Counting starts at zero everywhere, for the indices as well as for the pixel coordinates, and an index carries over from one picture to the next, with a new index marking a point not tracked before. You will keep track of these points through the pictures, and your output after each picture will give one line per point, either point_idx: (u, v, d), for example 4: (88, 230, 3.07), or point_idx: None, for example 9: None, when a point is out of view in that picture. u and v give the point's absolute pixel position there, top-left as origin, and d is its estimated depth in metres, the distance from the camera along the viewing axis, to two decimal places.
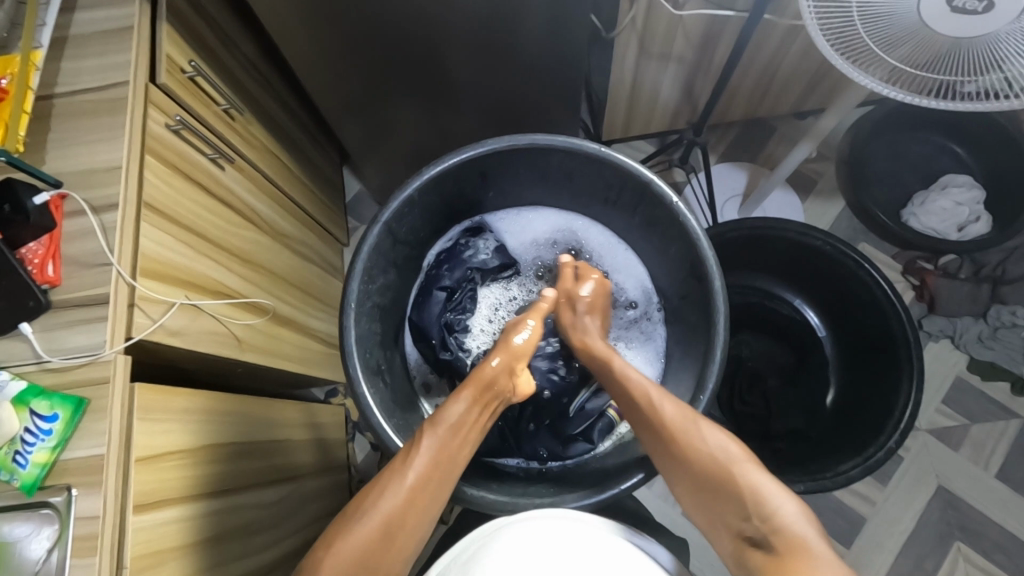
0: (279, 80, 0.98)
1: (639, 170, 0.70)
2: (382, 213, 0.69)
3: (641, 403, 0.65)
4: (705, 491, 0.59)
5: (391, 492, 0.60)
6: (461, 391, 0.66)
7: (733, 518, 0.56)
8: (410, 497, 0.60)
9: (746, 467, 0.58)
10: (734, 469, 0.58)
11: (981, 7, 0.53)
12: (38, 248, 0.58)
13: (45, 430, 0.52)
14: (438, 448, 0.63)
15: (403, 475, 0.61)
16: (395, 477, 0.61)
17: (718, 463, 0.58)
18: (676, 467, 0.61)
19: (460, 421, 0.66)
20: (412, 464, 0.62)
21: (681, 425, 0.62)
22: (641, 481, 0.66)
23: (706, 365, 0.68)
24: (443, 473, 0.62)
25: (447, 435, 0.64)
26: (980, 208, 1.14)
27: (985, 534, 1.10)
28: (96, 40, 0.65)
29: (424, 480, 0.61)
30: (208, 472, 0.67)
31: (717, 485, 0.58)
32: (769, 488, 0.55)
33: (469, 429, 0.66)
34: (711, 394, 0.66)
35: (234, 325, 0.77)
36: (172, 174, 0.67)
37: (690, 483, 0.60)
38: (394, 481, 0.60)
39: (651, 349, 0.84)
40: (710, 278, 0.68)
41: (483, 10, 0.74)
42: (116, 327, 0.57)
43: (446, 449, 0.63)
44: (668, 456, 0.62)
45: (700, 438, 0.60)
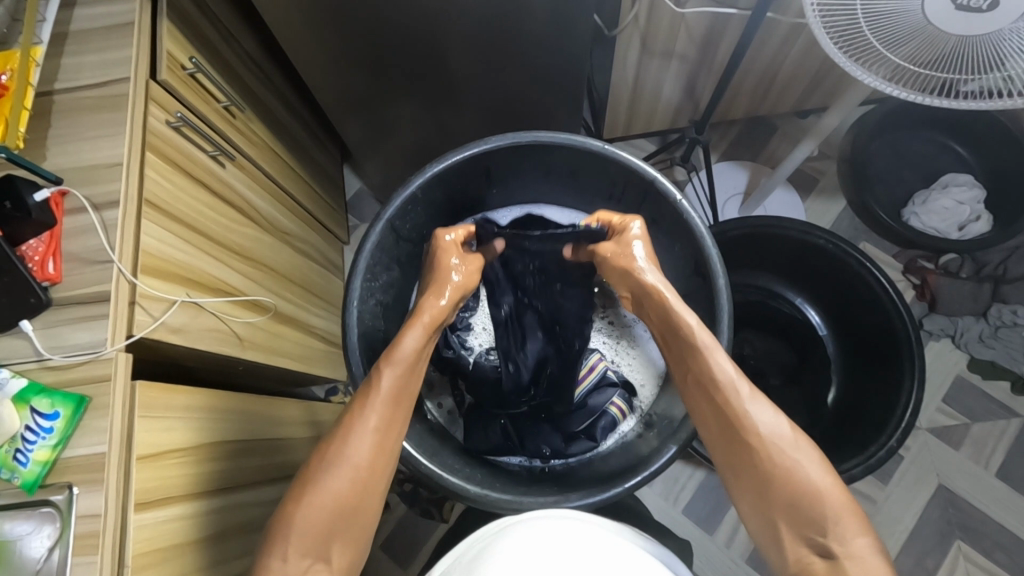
0: (279, 77, 0.97)
1: (643, 168, 0.69)
2: (385, 210, 0.68)
3: (729, 393, 0.62)
4: (774, 502, 0.57)
5: (355, 439, 0.61)
6: (410, 330, 0.65)
7: (792, 525, 0.56)
8: (376, 441, 0.62)
9: (823, 475, 0.57)
10: (814, 486, 0.56)
11: (985, 5, 0.53)
12: (39, 245, 0.57)
13: (46, 429, 0.52)
14: (395, 387, 0.64)
15: (365, 423, 0.61)
16: (355, 425, 0.61)
17: (801, 477, 0.57)
18: (751, 469, 0.59)
19: (412, 358, 0.66)
20: (370, 409, 0.62)
21: (767, 428, 0.59)
22: (644, 480, 0.66)
23: None
24: (400, 411, 0.64)
25: (401, 372, 0.64)
26: (981, 207, 1.14)
27: (985, 533, 1.11)
28: (98, 35, 0.65)
29: (385, 421, 0.63)
30: (209, 469, 0.67)
31: (793, 495, 0.56)
32: (845, 510, 0.55)
33: (420, 362, 0.67)
34: None
35: (235, 323, 0.77)
36: (173, 171, 0.66)
37: (759, 487, 0.58)
38: (355, 429, 0.61)
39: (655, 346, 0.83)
40: (713, 275, 0.68)
41: (484, 7, 0.74)
42: (117, 325, 0.56)
43: (401, 388, 0.65)
44: (746, 459, 0.60)
45: (785, 447, 0.58)
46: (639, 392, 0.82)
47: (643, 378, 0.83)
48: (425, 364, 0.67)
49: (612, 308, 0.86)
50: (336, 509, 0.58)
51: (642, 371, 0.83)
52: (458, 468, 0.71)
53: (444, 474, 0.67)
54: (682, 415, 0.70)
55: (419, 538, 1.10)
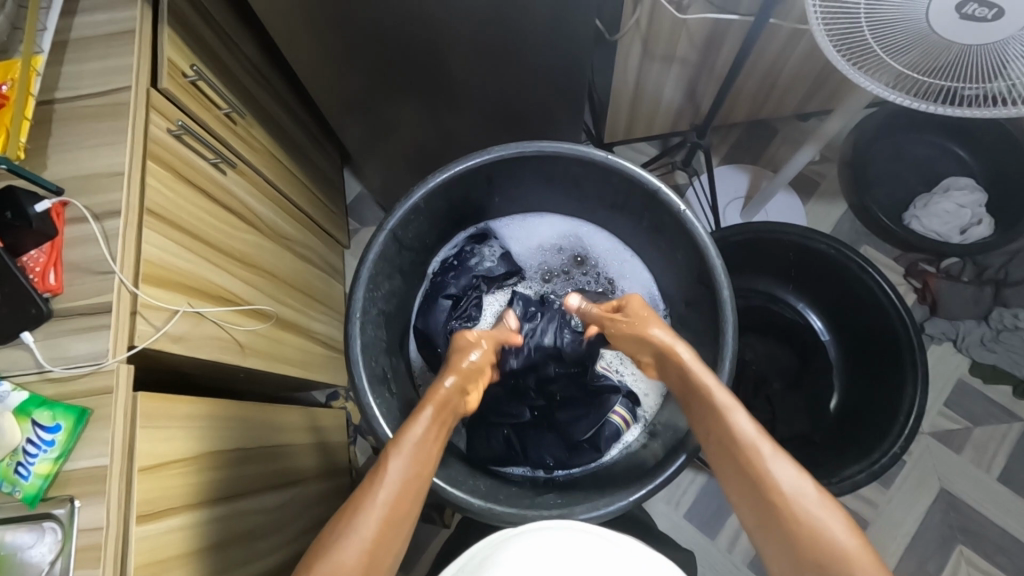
0: (280, 82, 0.97)
1: (647, 178, 0.69)
2: (388, 221, 0.68)
3: (748, 453, 0.58)
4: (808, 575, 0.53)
5: (360, 519, 0.56)
6: (422, 411, 0.63)
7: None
8: (383, 524, 0.57)
9: (857, 546, 0.52)
10: (845, 555, 0.51)
11: (990, 14, 0.53)
12: (40, 256, 0.57)
13: (47, 441, 0.52)
14: (406, 470, 0.60)
15: (375, 506, 0.57)
16: (363, 504, 0.57)
17: (832, 545, 0.52)
18: (779, 535, 0.55)
19: (424, 440, 0.63)
20: (377, 490, 0.58)
21: (792, 489, 0.55)
22: (650, 493, 0.66)
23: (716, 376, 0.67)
24: (409, 496, 0.59)
25: (409, 456, 0.61)
26: (982, 210, 1.13)
27: (988, 537, 1.10)
28: (99, 43, 0.65)
29: (394, 502, 0.58)
30: (211, 479, 0.66)
31: (825, 567, 0.52)
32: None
33: (433, 447, 0.64)
34: None
35: (236, 331, 0.76)
36: (173, 179, 0.66)
37: (791, 556, 0.54)
38: (363, 509, 0.57)
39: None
40: (717, 287, 0.67)
41: (485, 10, 0.74)
42: (119, 336, 0.56)
43: (413, 470, 0.61)
44: (773, 524, 0.55)
45: (816, 513, 0.54)
46: (643, 402, 0.82)
47: (647, 388, 0.83)
48: (438, 449, 0.64)
49: None
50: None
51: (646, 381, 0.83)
52: (461, 479, 0.70)
53: (450, 487, 0.67)
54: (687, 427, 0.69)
55: (421, 543, 1.09)
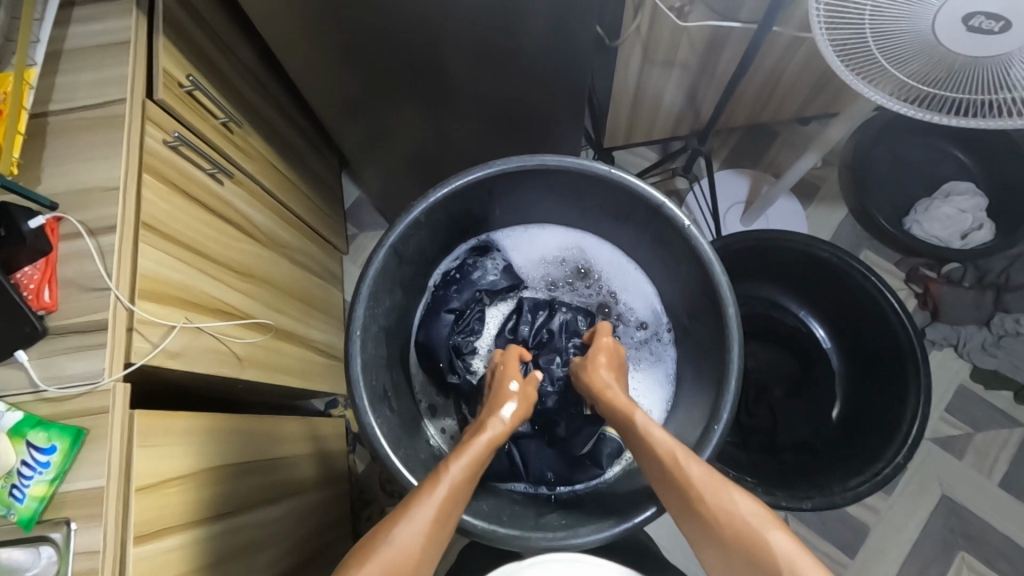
0: (277, 88, 0.96)
1: (650, 193, 0.69)
2: (388, 237, 0.67)
3: (666, 466, 0.62)
4: (738, 564, 0.57)
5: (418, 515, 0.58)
6: (491, 426, 0.65)
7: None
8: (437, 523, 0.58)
9: (773, 529, 0.56)
10: (760, 531, 0.56)
11: (997, 27, 0.52)
12: (34, 272, 0.56)
13: (42, 463, 0.51)
14: (458, 481, 0.61)
15: (426, 506, 0.59)
16: (422, 500, 0.59)
17: (749, 527, 0.57)
18: (707, 530, 0.59)
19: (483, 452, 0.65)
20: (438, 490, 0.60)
21: (705, 486, 0.60)
22: (656, 513, 0.65)
23: (721, 395, 0.67)
24: (461, 502, 0.61)
25: (472, 464, 0.63)
26: (983, 215, 1.13)
27: (989, 542, 1.10)
28: (94, 54, 0.64)
29: (449, 504, 0.60)
30: (209, 494, 0.66)
31: (748, 551, 0.56)
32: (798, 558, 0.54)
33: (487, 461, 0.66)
34: (727, 423, 0.65)
35: (235, 343, 0.76)
36: (170, 192, 0.65)
37: (722, 544, 0.58)
38: (422, 505, 0.59)
39: (661, 370, 0.82)
40: (724, 303, 0.67)
41: (484, 16, 0.73)
42: (115, 354, 0.55)
43: (470, 478, 0.63)
44: (700, 526, 0.59)
45: (730, 502, 0.59)
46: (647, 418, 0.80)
47: (651, 403, 0.81)
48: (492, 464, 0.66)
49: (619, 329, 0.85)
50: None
51: (649, 397, 0.81)
52: None
53: None
54: (692, 444, 0.68)
55: None
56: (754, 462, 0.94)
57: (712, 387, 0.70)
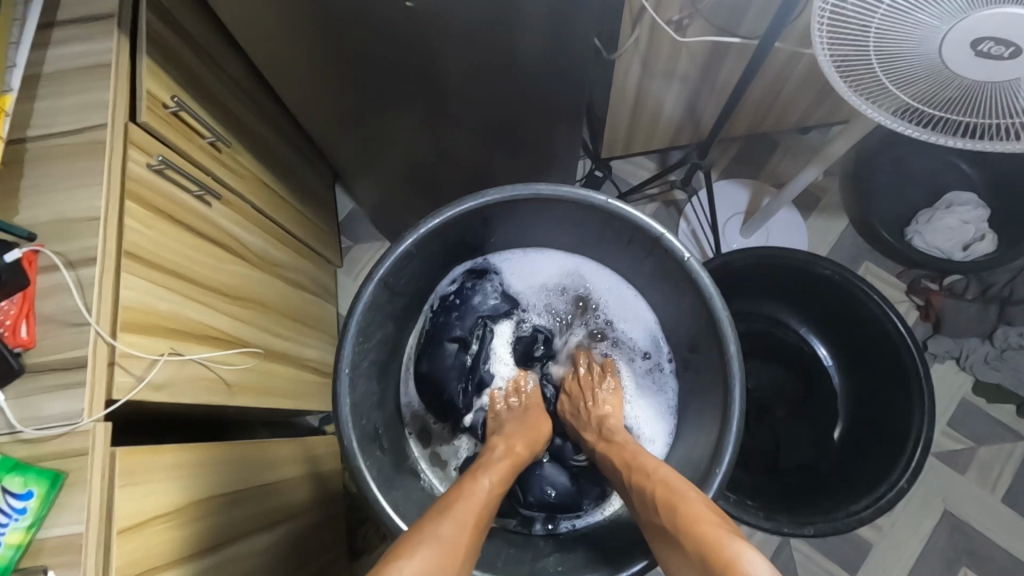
0: (268, 102, 0.94)
1: (650, 225, 0.67)
2: (377, 270, 0.65)
3: (621, 471, 0.66)
4: (666, 538, 0.57)
5: (466, 502, 0.60)
6: (521, 435, 0.70)
7: (680, 552, 0.55)
8: (481, 513, 0.60)
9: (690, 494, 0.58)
10: (701, 526, 0.54)
11: (1007, 52, 0.51)
12: (10, 308, 0.54)
13: (18, 509, 0.48)
14: (494, 485, 0.64)
15: (469, 506, 0.59)
16: (466, 492, 0.61)
17: (691, 519, 0.56)
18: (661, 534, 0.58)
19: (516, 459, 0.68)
20: (481, 484, 0.63)
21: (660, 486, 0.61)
22: (647, 566, 0.63)
23: (723, 436, 0.65)
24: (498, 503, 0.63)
25: (509, 467, 0.66)
26: (985, 225, 1.11)
27: (993, 559, 1.09)
28: (73, 78, 0.62)
29: (490, 499, 0.62)
30: (198, 528, 0.64)
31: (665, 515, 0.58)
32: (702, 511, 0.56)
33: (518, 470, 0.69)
34: (729, 465, 0.64)
35: (224, 369, 0.74)
36: (154, 218, 0.63)
37: (674, 548, 0.56)
38: (465, 497, 0.60)
39: (664, 402, 0.81)
40: (725, 340, 0.65)
41: (478, 32, 0.71)
42: (95, 392, 0.54)
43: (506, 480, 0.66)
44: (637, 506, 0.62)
45: (653, 474, 0.62)
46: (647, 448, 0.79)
47: (651, 434, 0.80)
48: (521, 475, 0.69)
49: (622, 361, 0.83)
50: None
51: (649, 428, 0.80)
52: None
53: None
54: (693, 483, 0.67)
55: None
56: (756, 483, 0.92)
57: (714, 423, 0.69)
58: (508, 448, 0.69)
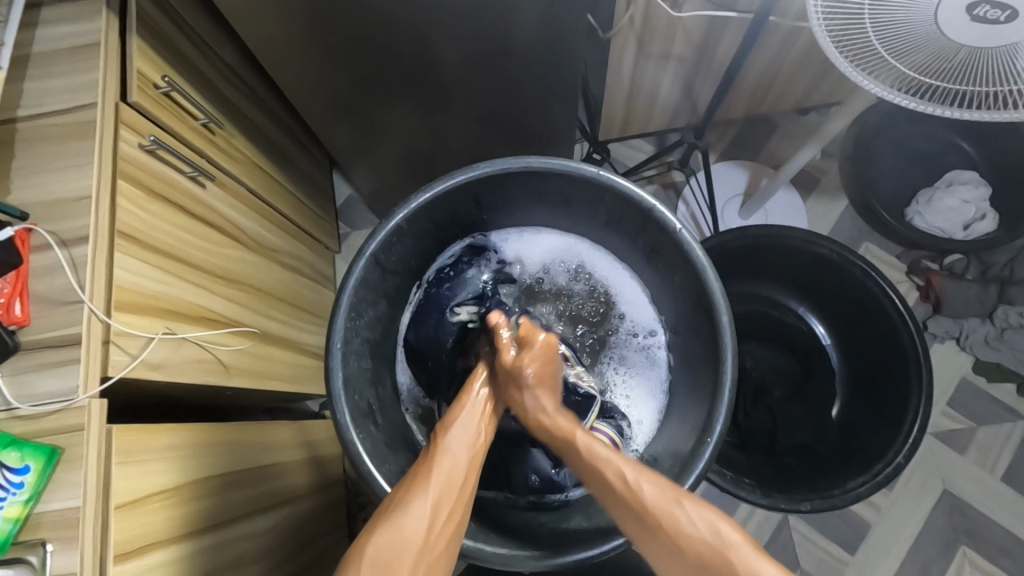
0: (261, 86, 0.93)
1: (640, 197, 0.67)
2: (369, 245, 0.65)
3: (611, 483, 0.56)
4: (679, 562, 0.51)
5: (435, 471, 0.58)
6: (477, 381, 0.67)
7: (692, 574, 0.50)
8: (455, 476, 0.58)
9: (699, 512, 0.51)
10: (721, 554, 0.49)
11: (1003, 16, 0.50)
12: (5, 286, 0.55)
13: (16, 484, 0.49)
14: (464, 448, 0.61)
15: (446, 471, 0.58)
16: (431, 459, 0.59)
17: (712, 547, 0.50)
18: (669, 558, 0.52)
19: (479, 410, 0.65)
20: (448, 442, 0.61)
21: (663, 505, 0.53)
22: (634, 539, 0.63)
23: (713, 408, 0.65)
24: (475, 461, 0.61)
25: (472, 425, 0.63)
26: (987, 205, 1.10)
27: (992, 539, 1.09)
28: (62, 58, 0.61)
29: (462, 458, 0.60)
30: (197, 508, 0.64)
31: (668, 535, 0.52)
32: (705, 529, 0.50)
33: (487, 420, 0.66)
34: (720, 436, 0.64)
35: (221, 351, 0.74)
36: (148, 199, 0.63)
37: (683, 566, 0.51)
38: (429, 468, 0.58)
39: (654, 383, 0.79)
40: (717, 313, 0.65)
41: (468, 10, 0.70)
42: (90, 368, 0.54)
43: (476, 434, 0.63)
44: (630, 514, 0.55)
45: (644, 487, 0.55)
46: (635, 430, 0.78)
47: (641, 415, 0.79)
48: (490, 426, 0.65)
49: (619, 341, 0.81)
50: (396, 554, 0.51)
51: (639, 409, 0.79)
52: None
53: None
54: (683, 457, 0.67)
55: None
56: (754, 464, 0.92)
57: (705, 400, 0.69)
58: (468, 404, 0.65)
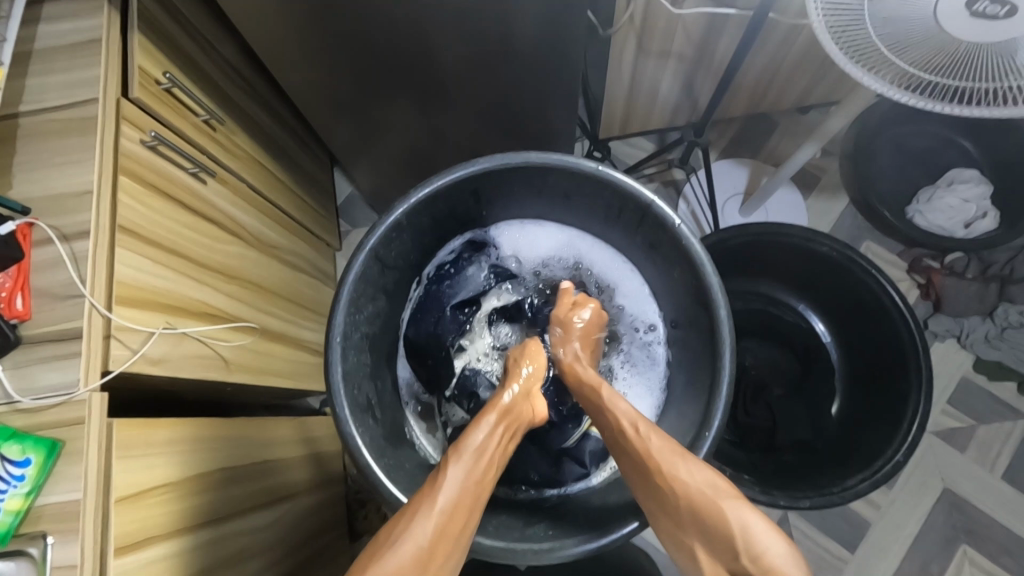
0: (262, 83, 0.94)
1: (639, 192, 0.67)
2: (368, 240, 0.66)
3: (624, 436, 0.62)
4: (680, 516, 0.57)
5: (427, 510, 0.56)
6: (489, 414, 0.64)
7: (688, 526, 0.57)
8: (448, 515, 0.56)
9: (697, 473, 0.58)
10: (715, 504, 0.56)
11: (1002, 12, 0.50)
12: (6, 280, 0.55)
13: (17, 476, 0.50)
14: (463, 486, 0.58)
15: (441, 511, 0.56)
16: (427, 497, 0.57)
17: (709, 499, 0.56)
18: (667, 510, 0.58)
19: (486, 444, 0.62)
20: (448, 479, 0.58)
21: (665, 457, 0.59)
22: (639, 527, 0.63)
23: (711, 403, 0.65)
24: (474, 498, 0.59)
25: (474, 463, 0.60)
26: (987, 203, 1.10)
27: (992, 538, 1.09)
28: (63, 53, 0.62)
29: (460, 498, 0.58)
30: (196, 503, 0.65)
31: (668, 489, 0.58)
32: (705, 485, 0.57)
33: (496, 454, 0.63)
34: (718, 430, 0.64)
35: (221, 346, 0.74)
36: (148, 194, 0.63)
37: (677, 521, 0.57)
38: (425, 506, 0.56)
39: (654, 379, 0.80)
40: (716, 307, 0.65)
41: (468, 8, 0.70)
42: (91, 362, 0.54)
43: (476, 472, 0.60)
44: (636, 469, 0.61)
45: (651, 443, 0.61)
46: None
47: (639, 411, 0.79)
48: (499, 459, 0.63)
49: (619, 337, 0.81)
50: None
51: (638, 405, 0.79)
52: None
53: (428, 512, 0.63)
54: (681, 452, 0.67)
55: None
56: (753, 461, 0.92)
57: (703, 395, 0.69)
58: (476, 440, 0.62)
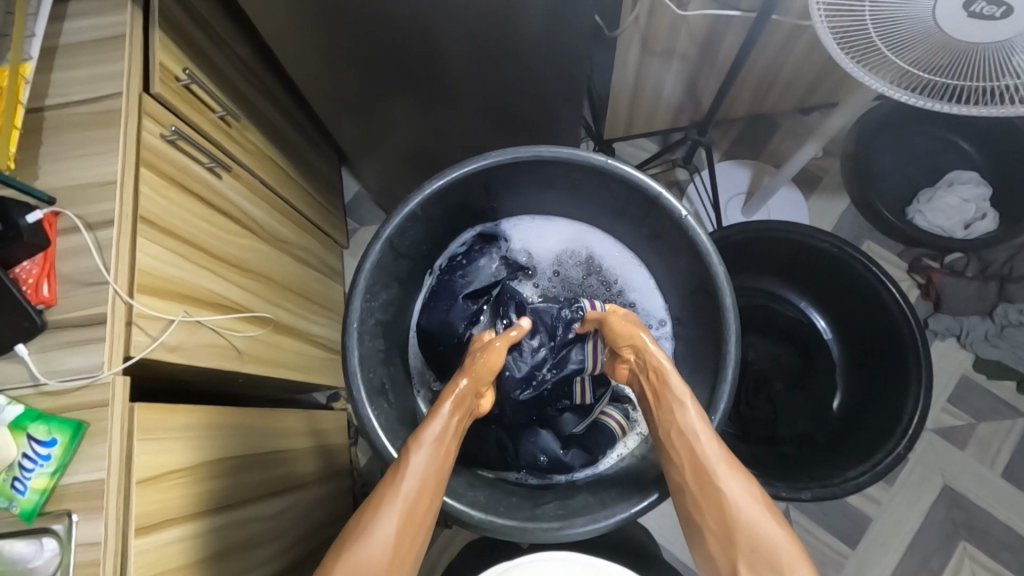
0: (276, 82, 0.96)
1: (647, 184, 0.68)
2: (384, 229, 0.67)
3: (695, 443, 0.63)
4: (728, 524, 0.60)
5: (388, 508, 0.60)
6: (441, 407, 0.65)
7: (724, 530, 0.60)
8: (407, 509, 0.61)
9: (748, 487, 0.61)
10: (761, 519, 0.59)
11: (999, 12, 0.52)
12: (33, 267, 0.57)
13: (43, 456, 0.52)
14: (426, 472, 0.62)
15: (411, 498, 0.61)
16: (390, 489, 0.61)
17: (757, 515, 0.59)
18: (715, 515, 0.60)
19: (441, 434, 0.65)
20: (409, 475, 0.62)
21: (723, 467, 0.62)
22: (651, 504, 0.65)
23: (717, 388, 0.67)
24: (432, 485, 0.63)
25: (432, 455, 0.63)
26: (987, 204, 1.11)
27: (992, 534, 1.10)
28: (87, 49, 0.64)
29: (419, 488, 0.62)
30: (210, 488, 0.66)
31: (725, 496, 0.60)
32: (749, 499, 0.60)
33: (451, 442, 0.65)
34: (723, 414, 0.66)
35: (234, 337, 0.76)
36: (168, 186, 0.65)
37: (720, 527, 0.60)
38: (389, 498, 0.61)
39: None
40: (721, 294, 0.67)
41: (479, 8, 0.72)
42: (114, 347, 0.56)
43: (436, 461, 0.63)
44: (700, 474, 0.62)
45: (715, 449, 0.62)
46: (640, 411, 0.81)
47: None
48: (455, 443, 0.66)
49: None
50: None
51: None
52: (460, 489, 0.69)
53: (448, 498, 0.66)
54: None
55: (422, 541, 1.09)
56: (755, 454, 0.94)
57: (708, 380, 0.70)
58: (425, 431, 0.64)
